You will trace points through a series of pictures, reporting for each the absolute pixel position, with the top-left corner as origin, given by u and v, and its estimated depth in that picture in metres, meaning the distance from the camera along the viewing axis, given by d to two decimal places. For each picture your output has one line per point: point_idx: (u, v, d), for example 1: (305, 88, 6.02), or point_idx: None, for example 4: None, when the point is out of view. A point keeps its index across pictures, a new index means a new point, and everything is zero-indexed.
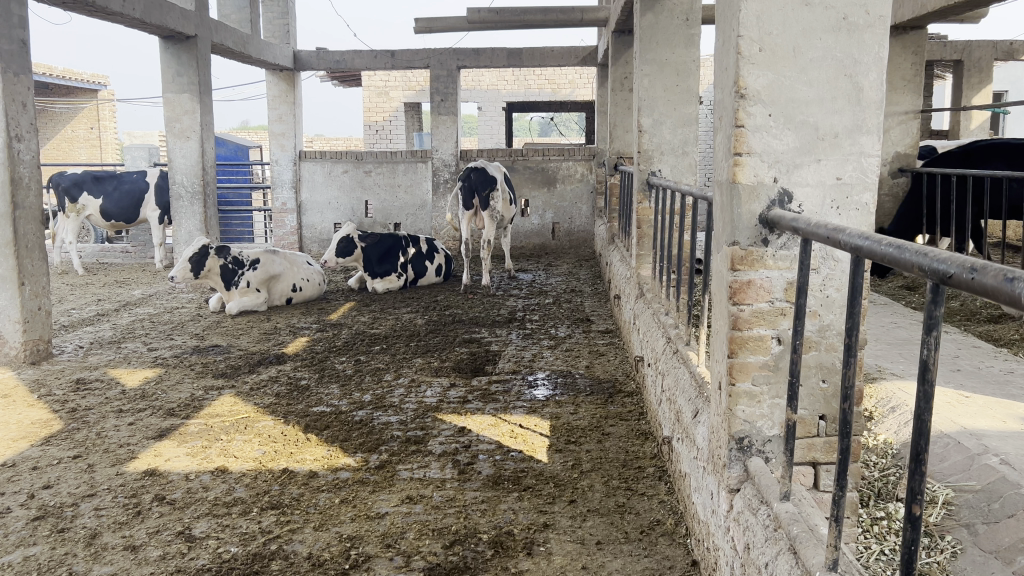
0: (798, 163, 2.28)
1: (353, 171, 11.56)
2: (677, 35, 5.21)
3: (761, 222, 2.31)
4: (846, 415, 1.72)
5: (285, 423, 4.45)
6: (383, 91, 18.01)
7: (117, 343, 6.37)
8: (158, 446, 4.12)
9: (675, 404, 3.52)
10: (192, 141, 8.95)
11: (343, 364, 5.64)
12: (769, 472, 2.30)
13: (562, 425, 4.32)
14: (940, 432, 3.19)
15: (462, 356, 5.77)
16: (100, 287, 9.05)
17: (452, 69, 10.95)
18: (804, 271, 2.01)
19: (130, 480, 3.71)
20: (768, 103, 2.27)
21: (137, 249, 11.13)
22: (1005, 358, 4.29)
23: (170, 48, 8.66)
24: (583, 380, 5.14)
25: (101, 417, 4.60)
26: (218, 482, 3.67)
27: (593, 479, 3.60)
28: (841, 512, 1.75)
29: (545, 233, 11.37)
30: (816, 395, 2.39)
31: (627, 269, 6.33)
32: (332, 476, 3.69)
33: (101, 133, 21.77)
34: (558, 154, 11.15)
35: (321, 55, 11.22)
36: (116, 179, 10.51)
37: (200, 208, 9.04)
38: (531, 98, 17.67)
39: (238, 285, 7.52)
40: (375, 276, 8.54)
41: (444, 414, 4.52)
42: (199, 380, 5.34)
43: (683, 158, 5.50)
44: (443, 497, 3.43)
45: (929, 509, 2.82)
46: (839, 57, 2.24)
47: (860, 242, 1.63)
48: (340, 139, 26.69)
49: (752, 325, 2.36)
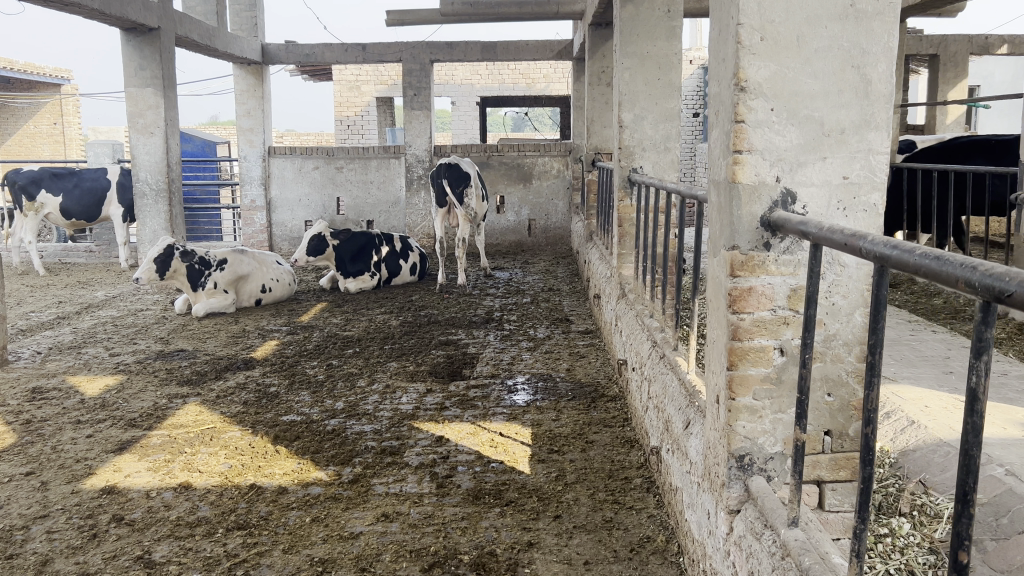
0: (802, 161, 2.12)
1: (324, 167, 11.28)
2: (658, 27, 5.05)
3: (764, 224, 2.14)
4: (868, 441, 1.55)
5: (253, 433, 4.24)
6: (354, 85, 17.75)
7: (77, 348, 6.11)
8: (117, 461, 3.90)
9: (664, 413, 3.35)
10: (156, 137, 8.65)
11: (315, 369, 5.43)
12: (771, 492, 2.15)
13: (544, 432, 4.15)
14: (939, 440, 3.06)
15: (438, 360, 5.58)
16: (61, 289, 8.73)
17: (425, 63, 10.75)
18: (814, 278, 1.85)
19: (86, 500, 3.48)
20: (769, 97, 2.10)
21: (101, 248, 10.80)
22: (996, 359, 4.18)
23: (133, 41, 8.36)
24: (564, 384, 4.97)
25: (57, 429, 4.36)
26: (181, 500, 3.46)
27: (577, 492, 3.44)
28: (862, 546, 1.59)
29: (521, 230, 11.21)
30: (820, 409, 2.23)
31: (607, 268, 6.17)
32: (303, 492, 3.50)
33: (64, 128, 21.22)
34: (533, 149, 10.96)
35: (290, 49, 10.94)
36: (76, 176, 10.16)
37: (165, 206, 8.78)
38: (505, 93, 17.44)
39: (205, 285, 7.26)
40: (347, 275, 8.32)
41: (421, 422, 4.33)
42: (164, 387, 5.10)
43: (665, 154, 5.32)
44: (421, 514, 3.25)
45: (933, 524, 2.67)
46: (847, 46, 2.09)
47: (886, 252, 1.46)
48: (312, 134, 26.37)
49: (752, 335, 2.20)
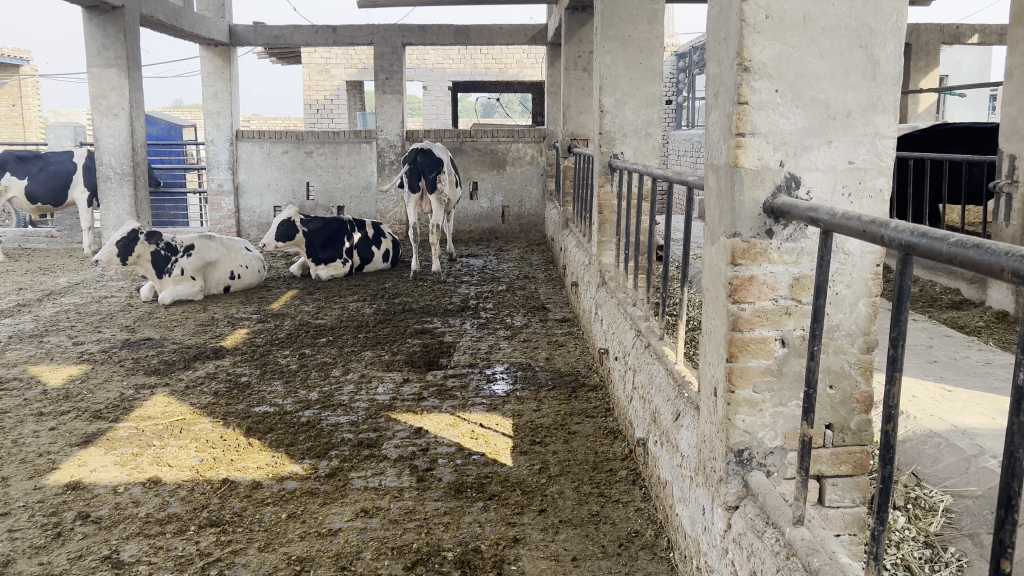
0: (808, 145, 2.04)
1: (294, 151, 11.07)
2: (640, 10, 4.91)
3: (766, 211, 2.06)
4: (888, 438, 1.48)
5: (224, 425, 4.10)
6: (323, 68, 17.47)
7: (39, 337, 5.90)
8: (82, 455, 3.74)
9: (651, 404, 3.28)
10: (121, 119, 8.38)
11: (287, 359, 5.29)
12: (772, 488, 2.08)
13: (525, 423, 4.06)
14: (929, 431, 3.02)
15: (415, 349, 5.46)
16: (22, 275, 8.47)
17: (397, 47, 10.55)
18: (823, 267, 1.76)
19: (50, 496, 3.33)
20: (774, 77, 2.01)
21: (63, 233, 10.54)
22: (979, 349, 4.15)
23: (95, 19, 8.08)
24: (544, 373, 4.89)
25: (18, 421, 4.19)
26: (151, 496, 3.32)
27: (562, 485, 3.35)
28: (880, 546, 1.52)
29: (495, 217, 11.09)
30: (823, 402, 2.16)
31: (586, 255, 6.08)
32: (278, 487, 3.37)
33: (23, 110, 20.64)
34: (507, 135, 10.84)
35: (259, 30, 10.66)
36: (41, 159, 9.85)
37: (130, 190, 8.53)
38: (477, 78, 17.26)
39: (172, 272, 7.07)
40: (318, 262, 8.16)
41: (399, 413, 4.22)
42: (131, 377, 4.93)
43: (646, 140, 5.23)
44: (401, 509, 3.15)
45: (929, 517, 2.61)
46: (854, 25, 2.01)
47: (913, 240, 1.38)
48: (279, 118, 25.98)
49: (753, 325, 2.12)
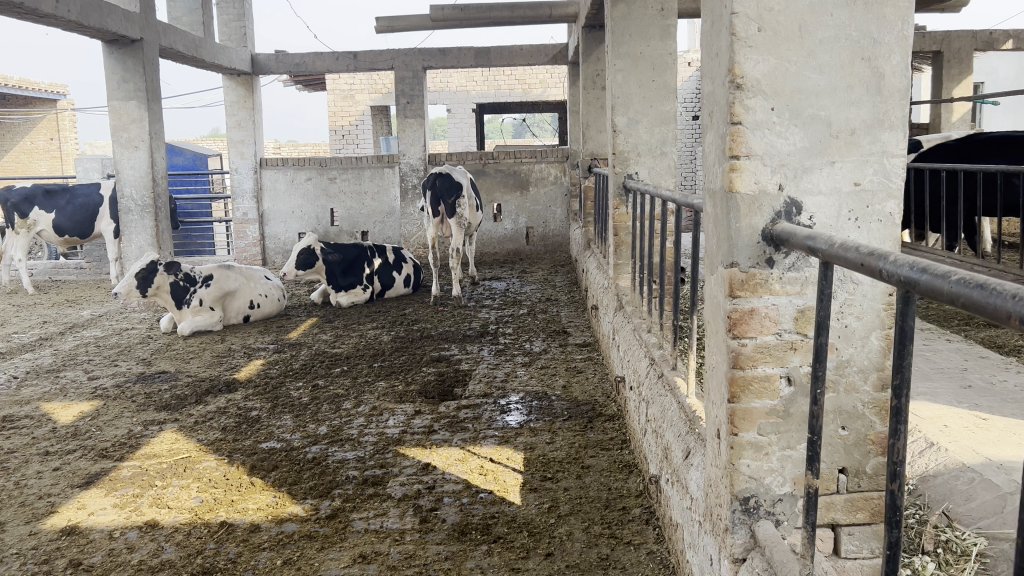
0: (808, 166, 1.88)
1: (317, 178, 11.07)
2: (651, 26, 4.78)
3: (765, 238, 1.90)
4: (894, 498, 1.32)
5: (229, 463, 4.00)
6: (348, 94, 17.59)
7: (56, 371, 5.88)
8: (82, 497, 3.66)
9: (662, 439, 3.11)
10: (141, 151, 8.42)
11: (299, 391, 5.19)
12: (781, 539, 1.90)
13: (537, 457, 3.90)
14: (961, 465, 2.81)
15: (429, 378, 5.33)
16: (48, 308, 8.52)
17: (417, 70, 10.51)
18: (824, 301, 1.60)
19: (44, 542, 3.24)
20: (769, 95, 1.86)
21: (92, 265, 10.64)
22: (1018, 371, 3.91)
23: (114, 53, 8.14)
24: (560, 403, 4.72)
25: (23, 461, 4.13)
26: (146, 541, 3.22)
27: (571, 525, 3.18)
28: None
29: (519, 239, 10.98)
30: (834, 444, 1.98)
31: (604, 278, 5.92)
32: (276, 530, 3.25)
33: (61, 143, 21.14)
34: (530, 156, 10.73)
35: (280, 58, 10.71)
36: (68, 192, 9.94)
37: (151, 222, 8.55)
38: (502, 99, 17.22)
39: (191, 303, 7.03)
40: (338, 289, 8.10)
41: (407, 448, 4.08)
42: (141, 414, 4.85)
43: (662, 159, 5.08)
44: (401, 554, 3.00)
45: (961, 563, 2.38)
46: (855, 36, 1.85)
47: (912, 276, 1.23)
48: (309, 145, 26.24)
49: (755, 362, 1.95)
